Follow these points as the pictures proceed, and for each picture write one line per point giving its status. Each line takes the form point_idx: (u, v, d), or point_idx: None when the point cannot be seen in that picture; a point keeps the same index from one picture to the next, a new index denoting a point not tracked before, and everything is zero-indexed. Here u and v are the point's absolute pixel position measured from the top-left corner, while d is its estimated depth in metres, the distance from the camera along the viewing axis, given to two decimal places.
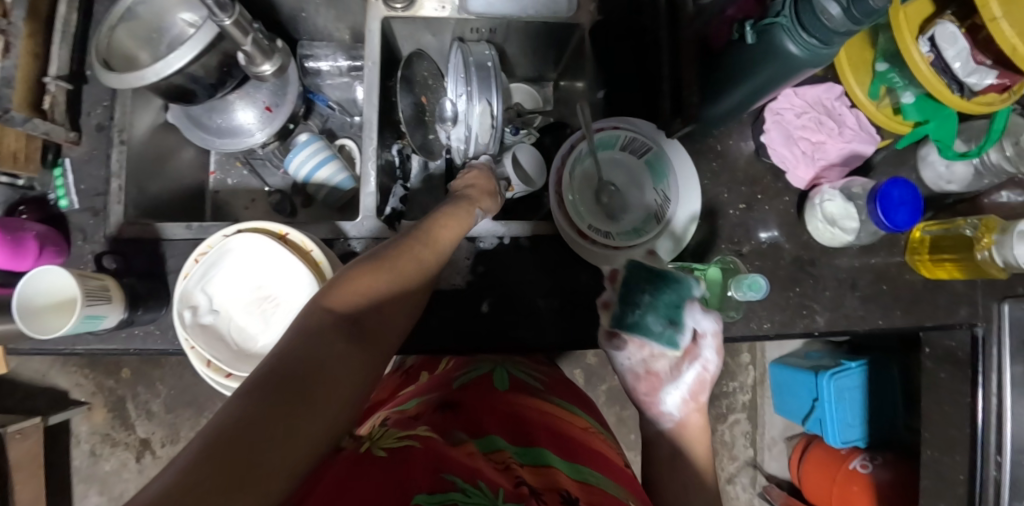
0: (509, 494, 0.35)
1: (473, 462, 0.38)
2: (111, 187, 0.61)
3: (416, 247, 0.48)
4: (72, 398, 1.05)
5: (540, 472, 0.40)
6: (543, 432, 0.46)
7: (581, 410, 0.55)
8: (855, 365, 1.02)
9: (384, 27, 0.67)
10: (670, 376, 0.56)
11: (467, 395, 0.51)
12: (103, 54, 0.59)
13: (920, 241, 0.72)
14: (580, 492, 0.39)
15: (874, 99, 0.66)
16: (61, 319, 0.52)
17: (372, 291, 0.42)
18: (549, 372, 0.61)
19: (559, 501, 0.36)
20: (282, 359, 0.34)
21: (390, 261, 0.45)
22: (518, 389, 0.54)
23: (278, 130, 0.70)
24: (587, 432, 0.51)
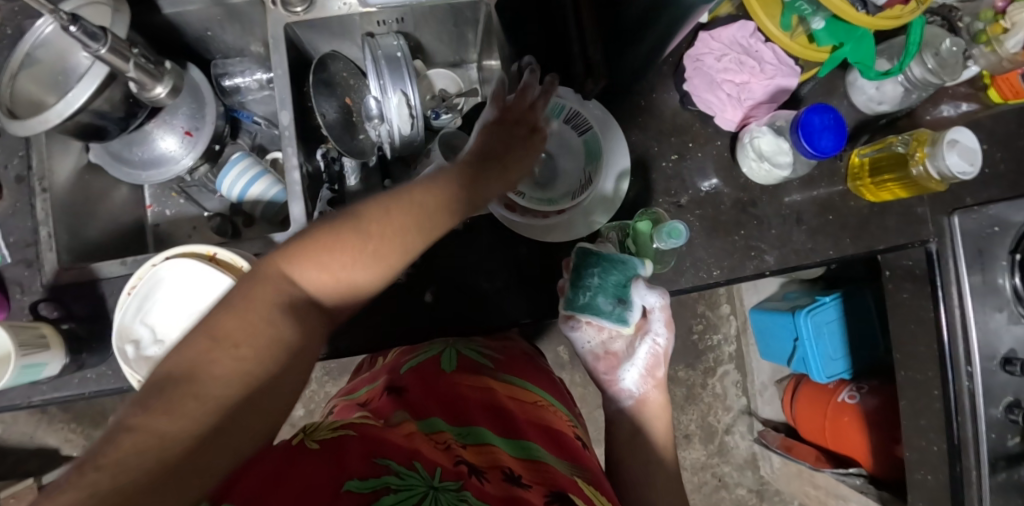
0: (447, 473, 0.36)
1: (411, 443, 0.39)
2: (40, 236, 0.61)
3: (403, 223, 0.41)
4: (64, 454, 1.05)
5: (483, 450, 0.42)
6: (490, 413, 0.48)
7: (530, 383, 0.56)
8: (829, 300, 1.02)
9: (289, 34, 0.67)
10: (626, 354, 0.61)
11: (415, 380, 0.52)
12: (6, 104, 0.59)
13: (860, 165, 0.72)
14: (523, 470, 0.41)
15: (787, 31, 0.65)
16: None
17: (343, 277, 0.39)
18: (505, 350, 0.61)
19: (500, 478, 0.38)
20: (230, 349, 0.33)
21: (368, 238, 0.40)
22: (465, 369, 0.54)
23: (204, 153, 0.70)
24: (538, 407, 0.52)
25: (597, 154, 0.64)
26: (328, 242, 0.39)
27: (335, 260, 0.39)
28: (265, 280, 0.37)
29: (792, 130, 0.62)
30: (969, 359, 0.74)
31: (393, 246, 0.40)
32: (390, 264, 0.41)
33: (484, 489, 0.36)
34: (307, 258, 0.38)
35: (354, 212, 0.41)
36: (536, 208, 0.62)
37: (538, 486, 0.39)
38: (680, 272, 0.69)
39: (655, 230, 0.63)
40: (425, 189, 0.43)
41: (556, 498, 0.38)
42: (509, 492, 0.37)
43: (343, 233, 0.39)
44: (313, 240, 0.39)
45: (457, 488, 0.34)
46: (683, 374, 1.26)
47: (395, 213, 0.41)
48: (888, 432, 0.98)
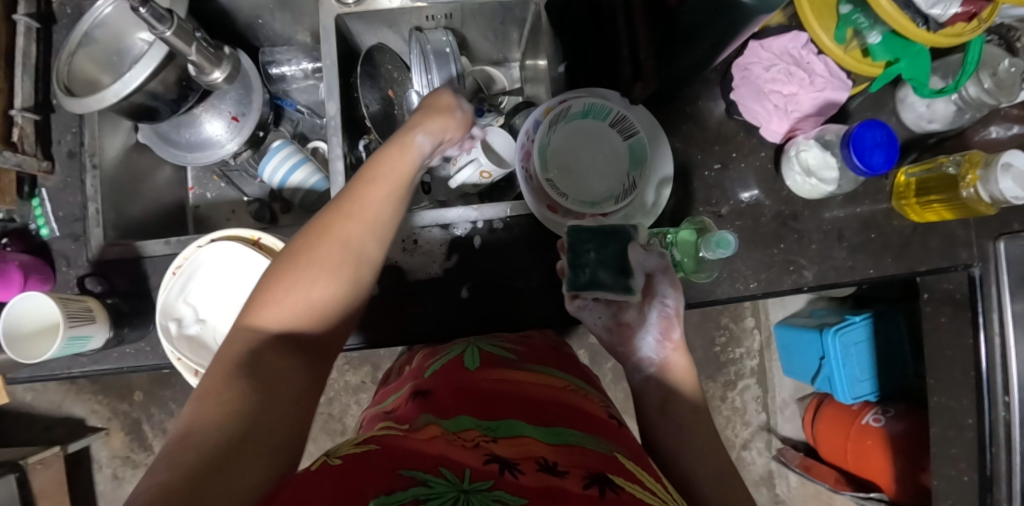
0: (476, 474, 0.36)
1: (438, 447, 0.38)
2: (89, 211, 0.62)
3: (336, 229, 0.47)
4: (89, 425, 1.07)
5: (514, 442, 0.41)
6: (519, 403, 0.47)
7: (557, 372, 0.55)
8: (859, 318, 1.01)
9: (340, 24, 0.67)
10: (638, 322, 0.58)
11: (440, 383, 0.51)
12: (64, 81, 0.60)
13: (906, 185, 0.70)
14: (557, 455, 0.40)
15: (841, 44, 0.63)
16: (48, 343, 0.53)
17: (306, 298, 0.44)
18: (528, 341, 0.61)
19: (535, 468, 0.37)
20: (226, 384, 0.37)
21: (296, 265, 0.45)
22: (490, 365, 0.54)
23: (249, 138, 0.70)
24: (566, 392, 0.51)
25: (638, 160, 0.64)
26: (268, 289, 0.44)
27: (291, 292, 0.44)
28: (234, 341, 0.42)
29: (842, 145, 0.61)
30: (1007, 389, 0.74)
31: (335, 253, 0.46)
32: (345, 271, 0.46)
33: (516, 483, 0.35)
34: (261, 305, 0.43)
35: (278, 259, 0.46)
36: (576, 208, 0.62)
37: (575, 470, 0.38)
38: (717, 282, 0.68)
39: (699, 238, 0.62)
40: (359, 187, 0.50)
41: (596, 479, 0.37)
42: (547, 482, 0.36)
43: (286, 265, 0.45)
44: (261, 291, 0.44)
45: (488, 488, 0.34)
46: (702, 385, 1.25)
47: (329, 224, 0.47)
48: (914, 459, 0.97)
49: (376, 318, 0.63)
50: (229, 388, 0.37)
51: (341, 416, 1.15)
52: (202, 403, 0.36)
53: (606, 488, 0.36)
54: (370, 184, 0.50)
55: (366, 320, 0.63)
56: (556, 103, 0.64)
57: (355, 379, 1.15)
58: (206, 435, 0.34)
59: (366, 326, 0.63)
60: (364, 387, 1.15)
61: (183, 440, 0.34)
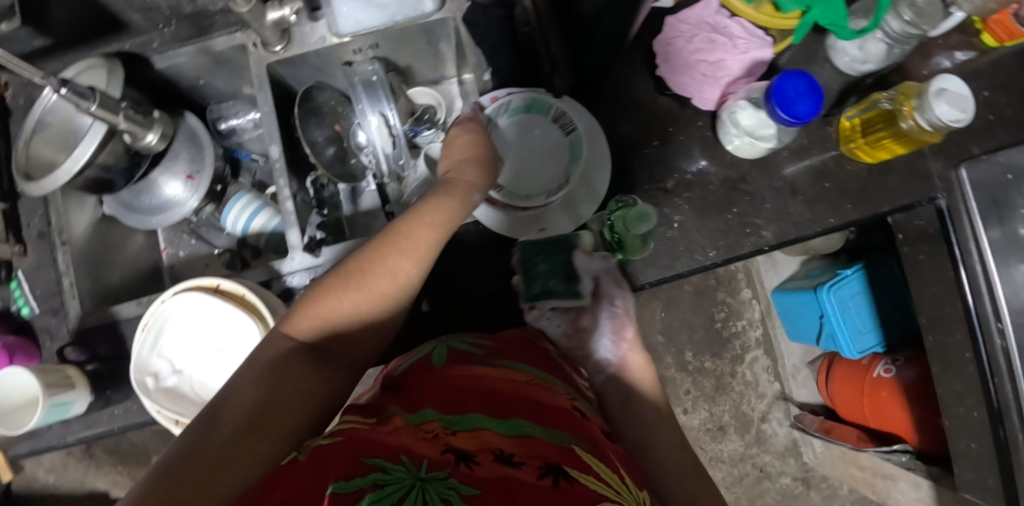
0: (433, 464, 0.36)
1: (399, 439, 0.39)
2: (63, 285, 0.66)
3: (385, 264, 0.47)
4: (113, 496, 1.11)
5: (473, 436, 0.42)
6: (483, 396, 0.48)
7: (522, 362, 0.55)
8: (850, 272, 0.99)
9: (271, 71, 0.70)
10: (594, 325, 0.60)
11: (410, 380, 0.52)
12: (23, 168, 0.64)
13: (851, 128, 0.71)
14: (514, 447, 0.41)
15: (751, 3, 0.65)
16: (29, 414, 0.56)
17: (338, 315, 0.46)
18: (500, 338, 0.60)
19: (490, 459, 0.38)
20: (253, 385, 0.41)
21: (347, 286, 0.46)
22: (454, 361, 0.54)
23: (207, 194, 0.74)
24: (531, 384, 0.51)
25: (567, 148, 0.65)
26: (319, 297, 0.46)
27: (331, 308, 0.46)
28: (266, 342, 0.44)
29: (765, 99, 0.61)
30: (998, 315, 0.70)
31: (381, 287, 0.47)
32: (383, 301, 0.48)
33: (471, 475, 0.35)
34: (304, 314, 0.45)
35: (338, 265, 0.48)
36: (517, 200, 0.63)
37: (532, 461, 0.39)
38: (676, 256, 0.68)
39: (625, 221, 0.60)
40: (415, 216, 0.50)
41: (551, 469, 0.38)
42: (502, 473, 0.36)
43: (334, 285, 0.46)
44: (305, 301, 0.46)
45: (444, 477, 0.34)
46: (710, 364, 1.24)
47: (385, 255, 0.48)
48: (930, 405, 0.93)
49: None
50: (255, 387, 0.41)
51: None
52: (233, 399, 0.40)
53: (560, 478, 0.37)
54: (425, 219, 0.50)
55: None
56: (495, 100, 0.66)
57: None
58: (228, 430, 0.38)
59: None
60: None
61: (208, 427, 0.38)
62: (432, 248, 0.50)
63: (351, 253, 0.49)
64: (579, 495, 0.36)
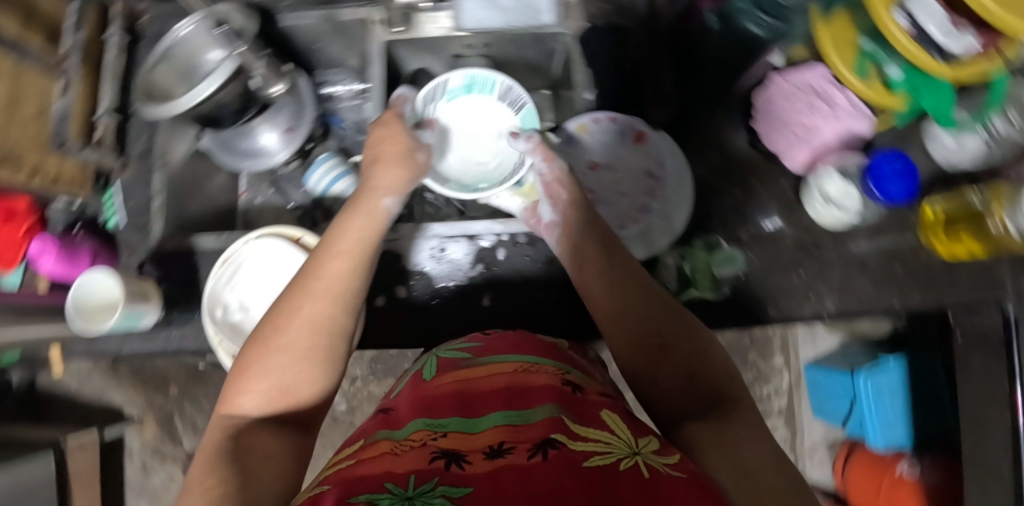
0: (421, 477, 0.39)
1: (392, 460, 0.42)
2: (153, 206, 0.69)
3: (293, 311, 0.50)
4: (126, 413, 1.14)
5: (461, 436, 0.44)
6: (466, 398, 0.50)
7: (514, 355, 0.57)
8: (891, 362, 0.99)
9: (387, 49, 0.73)
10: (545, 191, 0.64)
11: (404, 398, 0.55)
12: (144, 90, 0.68)
13: (934, 218, 0.70)
14: (503, 436, 0.43)
15: (861, 77, 0.64)
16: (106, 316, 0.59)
17: (268, 375, 0.47)
18: (499, 339, 0.62)
19: (481, 457, 0.41)
20: (214, 462, 0.41)
21: (266, 346, 0.48)
22: (445, 369, 0.56)
23: (297, 150, 0.77)
24: (516, 372, 0.53)
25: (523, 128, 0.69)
26: (242, 374, 0.48)
27: (260, 376, 0.47)
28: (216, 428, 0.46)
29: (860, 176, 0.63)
30: None
31: (301, 338, 0.49)
32: (306, 342, 0.49)
33: (461, 475, 0.38)
34: (238, 389, 0.47)
35: (254, 336, 0.50)
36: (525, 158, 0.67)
37: (521, 445, 0.41)
38: (736, 305, 0.68)
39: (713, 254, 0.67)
40: (324, 259, 0.53)
41: (539, 447, 0.41)
42: (491, 467, 0.39)
43: (255, 353, 0.48)
44: (236, 377, 0.48)
45: (433, 488, 0.37)
46: None
47: (295, 304, 0.50)
48: None
49: (399, 322, 0.66)
50: (218, 464, 0.40)
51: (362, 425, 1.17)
52: (190, 489, 0.39)
53: (548, 450, 0.40)
54: (335, 255, 0.53)
55: (389, 323, 0.66)
56: (432, 83, 0.72)
57: (379, 390, 1.16)
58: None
59: (384, 331, 0.66)
60: None
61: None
62: (347, 270, 0.53)
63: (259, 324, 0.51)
64: (566, 459, 0.39)
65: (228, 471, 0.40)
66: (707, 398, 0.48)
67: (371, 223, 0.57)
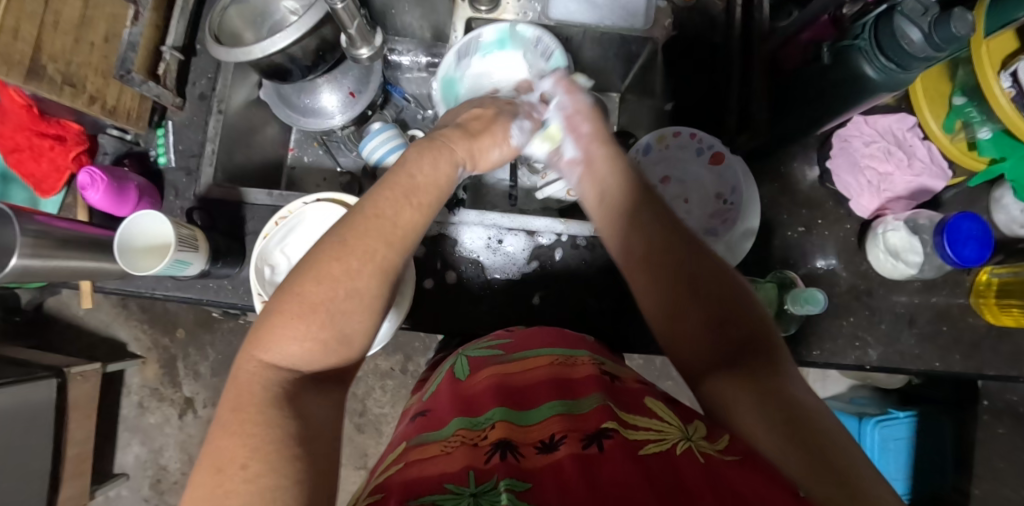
0: (481, 475, 0.36)
1: (447, 459, 0.38)
2: (206, 150, 0.66)
3: (351, 248, 0.40)
4: (129, 350, 1.12)
5: (513, 429, 0.41)
6: (509, 394, 0.46)
7: (544, 348, 0.52)
8: (903, 415, 1.01)
9: (469, 27, 0.71)
10: (568, 125, 0.57)
11: (440, 397, 0.50)
12: (215, 30, 0.66)
13: (987, 284, 0.69)
14: (557, 426, 0.40)
15: (948, 133, 0.66)
16: (150, 260, 0.57)
17: (312, 322, 0.38)
18: (527, 331, 0.57)
19: (535, 452, 0.38)
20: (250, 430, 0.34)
21: (318, 284, 0.39)
22: (478, 369, 0.52)
23: (358, 115, 0.74)
24: (553, 366, 0.48)
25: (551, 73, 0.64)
26: (277, 320, 0.39)
27: (307, 318, 0.38)
28: (247, 375, 0.37)
29: (936, 232, 0.62)
30: None
31: (364, 285, 0.40)
32: (366, 290, 0.40)
33: (519, 469, 0.36)
34: (276, 328, 0.38)
35: (299, 269, 0.40)
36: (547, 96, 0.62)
37: (573, 434, 0.38)
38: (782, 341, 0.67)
39: (782, 295, 0.63)
40: (384, 193, 0.44)
41: (592, 437, 0.37)
42: (549, 460, 0.37)
43: (301, 291, 0.39)
44: (271, 315, 0.39)
45: (493, 485, 0.35)
46: None
47: (356, 239, 0.41)
48: None
49: (442, 307, 0.65)
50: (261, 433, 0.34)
51: (363, 397, 1.15)
52: (226, 469, 0.32)
53: (602, 441, 0.37)
54: (398, 193, 0.44)
55: (434, 306, 0.65)
56: (466, 39, 0.67)
57: (385, 365, 1.15)
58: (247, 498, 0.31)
59: (429, 314, 0.65)
60: (392, 373, 1.15)
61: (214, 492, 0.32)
62: (415, 222, 0.44)
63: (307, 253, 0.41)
64: (624, 449, 0.36)
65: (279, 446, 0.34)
66: (732, 349, 0.41)
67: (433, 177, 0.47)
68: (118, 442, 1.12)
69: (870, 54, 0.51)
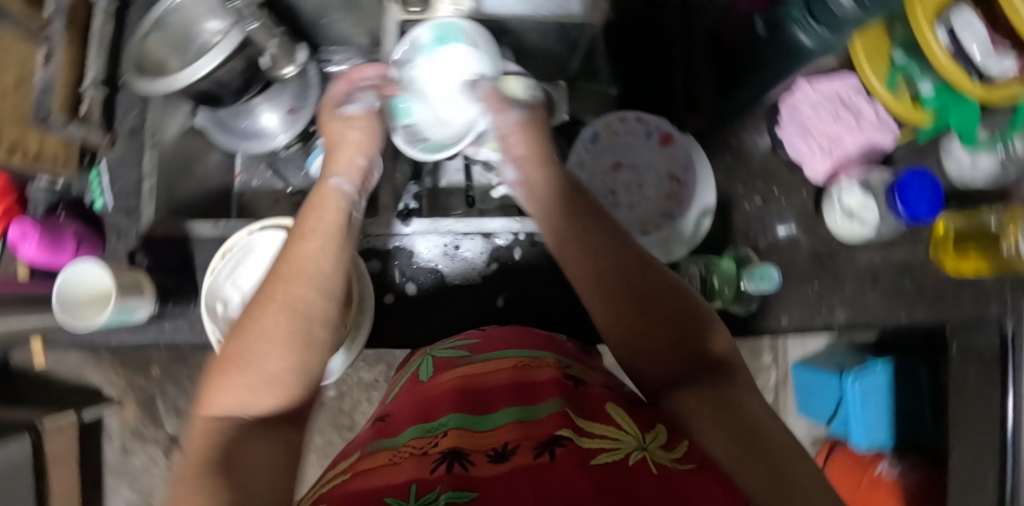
0: (424, 484, 0.34)
1: (394, 469, 0.37)
2: (143, 188, 0.64)
3: (279, 296, 0.40)
4: (104, 394, 1.09)
5: (464, 436, 0.39)
6: (468, 396, 0.45)
7: (512, 350, 0.51)
8: (879, 366, 0.99)
9: (403, 30, 0.69)
10: (504, 147, 0.54)
11: (401, 401, 0.49)
12: (137, 60, 0.63)
13: (945, 236, 0.69)
14: (511, 436, 0.39)
15: (892, 91, 0.65)
16: (83, 312, 0.54)
17: (241, 371, 0.37)
18: (495, 331, 0.57)
19: (484, 459, 0.36)
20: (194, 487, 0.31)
21: (240, 335, 0.39)
22: (439, 371, 0.51)
23: (300, 132, 0.72)
24: (515, 369, 0.47)
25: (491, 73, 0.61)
26: (214, 380, 0.38)
27: (240, 369, 0.37)
28: (195, 435, 0.36)
29: (888, 193, 0.64)
30: None
31: (281, 321, 0.39)
32: (289, 330, 0.40)
33: (465, 477, 0.35)
34: (218, 387, 0.37)
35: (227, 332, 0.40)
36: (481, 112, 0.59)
37: (525, 443, 0.37)
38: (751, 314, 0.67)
39: (742, 270, 0.65)
40: (303, 238, 0.45)
41: (544, 447, 0.36)
42: (498, 467, 0.35)
43: (230, 345, 0.39)
44: (213, 376, 0.38)
45: (436, 494, 0.33)
46: None
47: (268, 287, 0.42)
48: None
49: (406, 320, 0.64)
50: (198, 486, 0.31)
51: (350, 412, 1.14)
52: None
53: (554, 448, 0.36)
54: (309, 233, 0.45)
55: (399, 321, 0.64)
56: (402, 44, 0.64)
57: (369, 376, 1.13)
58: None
59: (395, 329, 0.64)
60: (376, 384, 1.14)
61: None
62: (323, 252, 0.44)
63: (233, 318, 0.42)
64: (574, 460, 0.35)
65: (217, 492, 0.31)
66: (690, 363, 0.41)
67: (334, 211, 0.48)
68: (105, 488, 1.10)
69: (802, 21, 0.49)
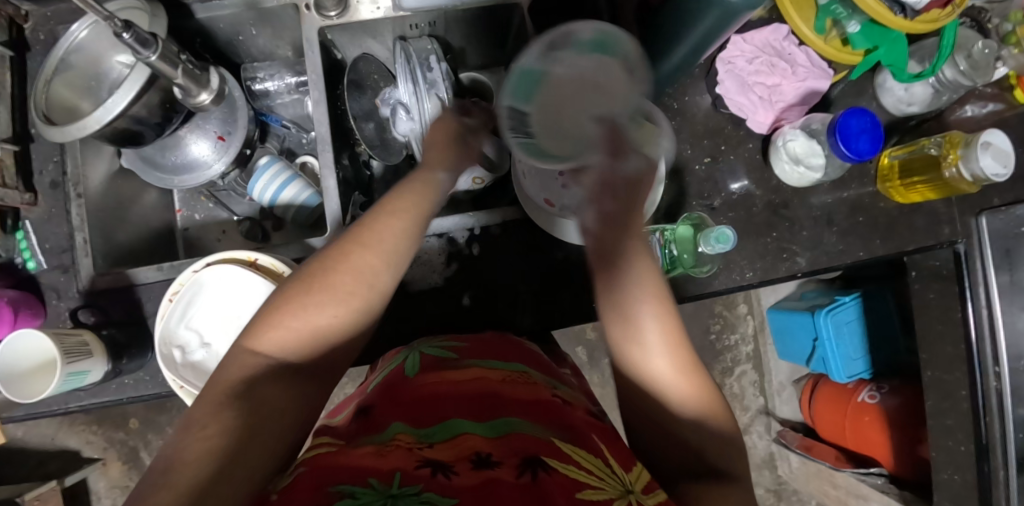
0: (407, 477, 0.34)
1: (372, 457, 0.37)
2: (76, 242, 0.61)
3: (365, 259, 0.43)
4: (85, 456, 1.06)
5: (450, 445, 0.39)
6: (461, 403, 0.44)
7: (508, 365, 0.51)
8: (848, 299, 1.00)
9: (323, 37, 0.67)
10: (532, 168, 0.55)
11: (384, 394, 0.48)
12: (43, 109, 0.58)
13: (889, 167, 0.70)
14: (492, 447, 0.38)
15: (821, 34, 0.66)
16: (26, 381, 0.52)
17: (312, 324, 0.40)
18: (475, 337, 0.57)
19: (468, 467, 0.36)
20: (223, 414, 0.35)
21: (317, 288, 0.41)
22: (429, 369, 0.50)
23: (236, 158, 0.69)
24: (505, 384, 0.47)
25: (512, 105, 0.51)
26: (274, 315, 0.40)
27: (294, 317, 0.40)
28: (233, 362, 0.38)
29: (829, 133, 0.64)
30: None
31: (348, 282, 0.41)
32: (356, 302, 0.42)
33: (448, 482, 0.34)
34: (268, 325, 0.40)
35: (297, 274, 0.42)
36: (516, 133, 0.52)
37: (509, 459, 0.36)
38: (715, 274, 0.68)
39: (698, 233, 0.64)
40: (385, 214, 0.45)
41: (529, 464, 0.36)
42: (481, 478, 0.34)
43: (300, 285, 0.41)
44: (269, 309, 0.40)
45: (417, 492, 0.33)
46: None
47: (349, 248, 0.43)
48: (910, 434, 0.96)
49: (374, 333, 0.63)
50: (234, 413, 0.35)
51: None
52: (190, 429, 0.34)
53: (539, 471, 0.35)
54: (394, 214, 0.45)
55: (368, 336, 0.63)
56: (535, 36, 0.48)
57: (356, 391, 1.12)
58: (188, 468, 0.32)
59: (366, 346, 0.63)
60: None
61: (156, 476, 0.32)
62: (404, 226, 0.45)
63: (313, 257, 0.43)
64: (561, 487, 0.34)
65: (231, 437, 0.34)
66: (689, 461, 0.43)
67: (424, 189, 0.49)
68: None
69: None
